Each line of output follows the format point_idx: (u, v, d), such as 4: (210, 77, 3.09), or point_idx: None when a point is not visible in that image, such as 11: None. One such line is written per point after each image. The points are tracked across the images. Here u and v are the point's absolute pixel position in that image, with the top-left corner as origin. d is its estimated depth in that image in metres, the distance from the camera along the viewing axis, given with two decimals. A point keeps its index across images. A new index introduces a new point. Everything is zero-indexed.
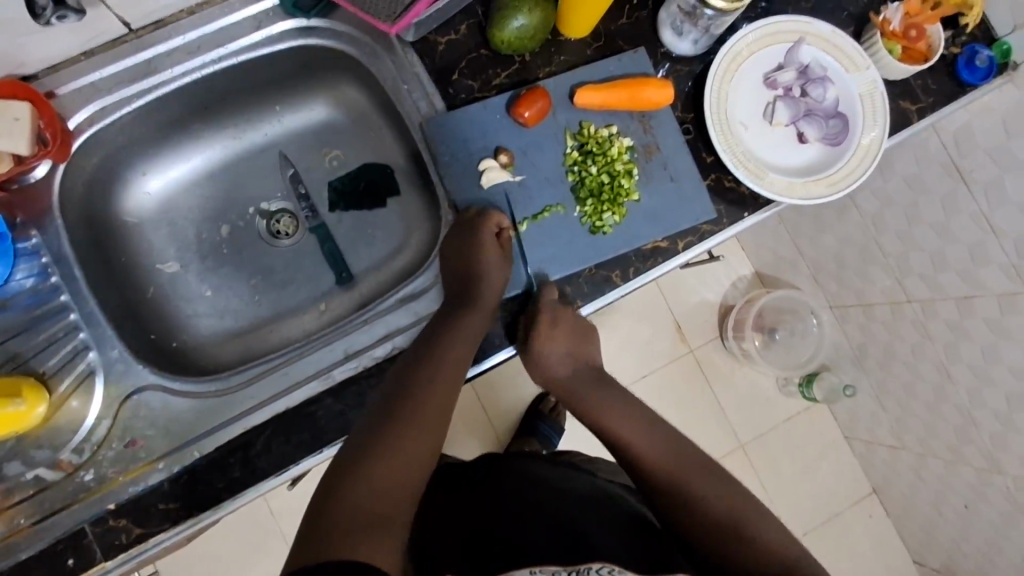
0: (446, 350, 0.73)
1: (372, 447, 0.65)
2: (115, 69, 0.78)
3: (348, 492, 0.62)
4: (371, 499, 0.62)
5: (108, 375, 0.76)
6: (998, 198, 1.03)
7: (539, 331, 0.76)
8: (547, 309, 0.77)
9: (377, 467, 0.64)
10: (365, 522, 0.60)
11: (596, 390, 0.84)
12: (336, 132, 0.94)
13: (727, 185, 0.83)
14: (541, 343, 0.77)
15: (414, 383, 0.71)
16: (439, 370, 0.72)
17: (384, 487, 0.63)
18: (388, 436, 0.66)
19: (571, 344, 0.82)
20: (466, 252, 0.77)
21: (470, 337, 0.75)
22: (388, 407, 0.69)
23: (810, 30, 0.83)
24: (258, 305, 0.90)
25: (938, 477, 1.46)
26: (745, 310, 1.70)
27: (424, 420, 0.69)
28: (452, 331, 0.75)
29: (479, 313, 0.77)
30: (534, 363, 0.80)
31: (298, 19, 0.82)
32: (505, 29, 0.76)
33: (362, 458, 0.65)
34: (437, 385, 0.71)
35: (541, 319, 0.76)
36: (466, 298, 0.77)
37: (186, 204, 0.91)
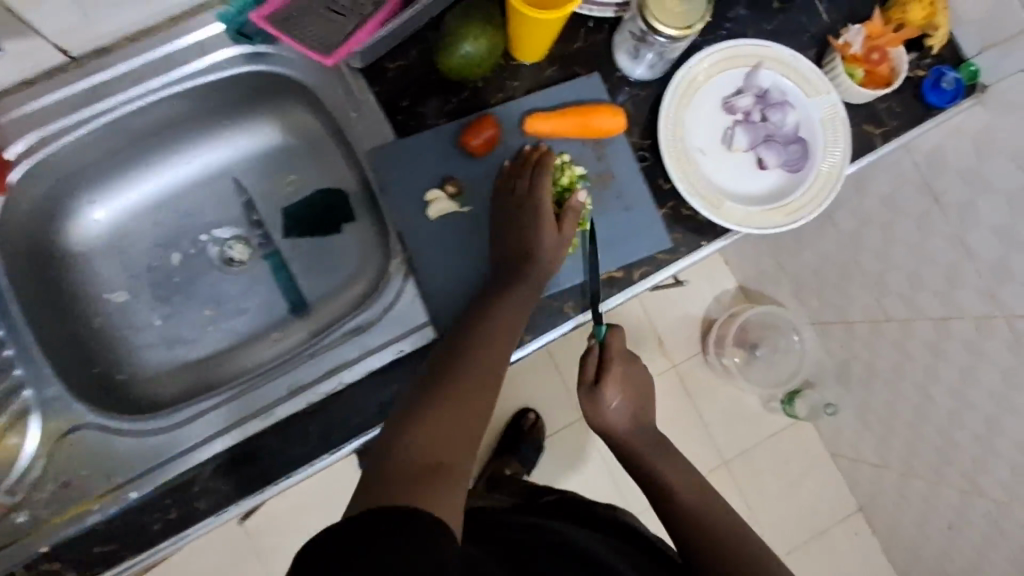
0: (500, 315, 0.70)
1: (427, 406, 0.61)
2: (56, 99, 0.76)
3: (405, 442, 0.58)
4: (435, 448, 0.58)
5: (44, 413, 0.74)
6: (971, 221, 1.00)
7: (609, 373, 0.80)
8: (617, 355, 0.82)
9: (439, 415, 0.60)
10: (422, 471, 0.55)
11: (650, 446, 0.83)
12: (289, 157, 0.91)
13: (684, 213, 0.81)
14: (608, 388, 0.80)
15: (470, 343, 0.67)
16: (498, 332, 0.69)
17: (448, 437, 0.59)
18: (448, 390, 0.62)
19: (636, 395, 0.83)
20: (525, 223, 0.74)
21: (521, 307, 0.71)
22: (447, 362, 0.66)
23: (769, 54, 0.81)
24: (209, 335, 0.88)
25: (922, 496, 1.43)
26: (727, 325, 1.67)
27: (478, 383, 0.64)
28: (505, 296, 0.71)
29: (531, 285, 0.73)
30: (601, 412, 0.81)
31: (243, 45, 0.80)
32: (453, 56, 0.74)
33: (423, 408, 0.60)
34: (492, 348, 0.67)
35: (610, 361, 0.81)
36: (517, 267, 0.73)
37: (135, 232, 0.88)
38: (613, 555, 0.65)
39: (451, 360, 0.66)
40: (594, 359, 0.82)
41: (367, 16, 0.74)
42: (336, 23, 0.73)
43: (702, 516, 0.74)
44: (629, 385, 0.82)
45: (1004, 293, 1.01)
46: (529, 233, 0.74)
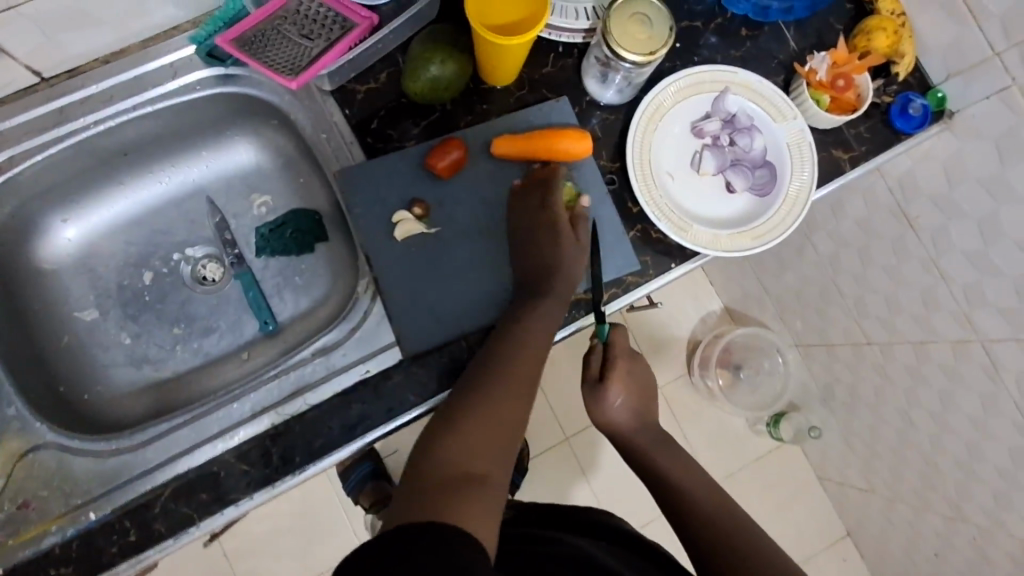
0: (527, 329, 0.71)
1: (461, 413, 0.61)
2: (26, 118, 0.77)
3: (438, 454, 0.57)
4: (466, 460, 0.57)
5: (4, 432, 0.73)
6: (945, 245, 1.00)
7: (616, 370, 0.77)
8: (622, 351, 0.78)
9: (470, 427, 0.60)
10: (454, 481, 0.55)
11: (656, 443, 0.79)
12: (263, 177, 0.91)
13: (653, 236, 0.81)
14: (613, 386, 0.76)
15: (499, 357, 0.68)
16: (526, 343, 0.70)
17: (479, 448, 0.59)
18: (477, 401, 0.63)
19: (640, 394, 0.79)
20: (542, 236, 0.75)
21: (549, 319, 0.72)
22: (478, 374, 0.66)
23: (737, 80, 0.82)
24: (178, 354, 0.88)
25: (907, 522, 1.42)
26: (711, 346, 1.67)
27: (512, 386, 0.65)
28: (532, 310, 0.72)
29: (557, 297, 0.74)
30: (604, 410, 0.77)
31: (215, 68, 0.81)
32: (418, 80, 0.75)
33: (454, 421, 0.61)
34: (522, 360, 0.68)
35: (615, 358, 0.78)
36: (541, 281, 0.74)
37: (107, 250, 0.88)
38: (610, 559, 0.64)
39: (482, 372, 0.66)
40: (598, 357, 0.79)
41: (334, 39, 0.76)
42: (302, 46, 0.76)
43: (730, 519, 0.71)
44: (634, 383, 0.78)
45: (978, 318, 1.01)
46: (551, 244, 0.74)
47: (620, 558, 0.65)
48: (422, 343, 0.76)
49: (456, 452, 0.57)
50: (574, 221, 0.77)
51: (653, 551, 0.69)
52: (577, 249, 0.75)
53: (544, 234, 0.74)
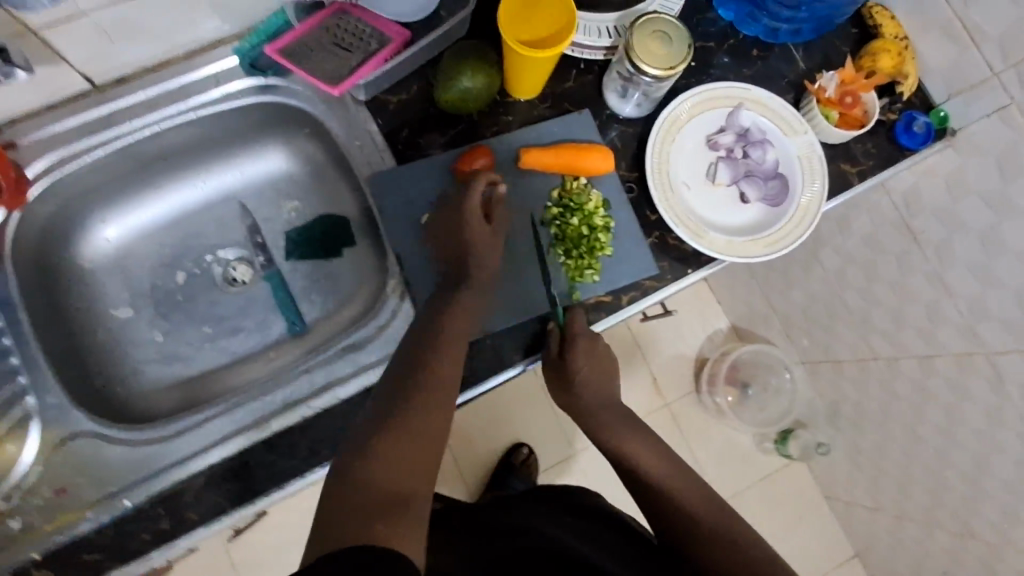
0: (449, 330, 0.71)
1: (383, 428, 0.62)
2: (74, 122, 0.81)
3: (364, 475, 0.58)
4: (391, 477, 0.59)
5: (43, 421, 0.76)
6: (949, 259, 1.04)
7: (576, 351, 0.77)
8: (582, 331, 0.78)
9: (395, 444, 0.61)
10: (380, 504, 0.56)
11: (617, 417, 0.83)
12: (293, 184, 0.95)
13: (670, 243, 0.85)
14: (574, 363, 0.77)
15: (423, 361, 0.68)
16: (447, 341, 0.70)
17: (406, 463, 0.60)
18: (395, 417, 0.63)
19: (599, 369, 0.80)
20: (456, 229, 0.76)
21: (469, 311, 0.74)
22: (400, 382, 0.66)
23: (749, 96, 0.87)
24: (208, 352, 0.91)
25: (915, 539, 1.42)
26: (719, 363, 1.69)
27: (432, 396, 0.66)
28: (452, 302, 0.74)
29: (476, 287, 0.76)
30: (569, 387, 0.80)
31: (256, 77, 0.85)
32: (451, 90, 0.79)
33: (377, 437, 0.61)
34: (446, 364, 0.69)
35: (574, 337, 0.78)
36: (462, 270, 0.76)
37: (142, 251, 0.92)
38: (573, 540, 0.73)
39: (405, 381, 0.66)
40: (555, 341, 0.79)
41: (371, 52, 0.80)
42: (342, 58, 0.80)
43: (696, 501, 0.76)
44: (596, 359, 0.79)
45: (983, 330, 1.04)
46: (464, 225, 0.76)
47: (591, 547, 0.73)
48: None
49: (380, 471, 0.59)
50: (488, 209, 0.79)
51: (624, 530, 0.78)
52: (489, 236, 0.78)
53: (458, 217, 0.76)
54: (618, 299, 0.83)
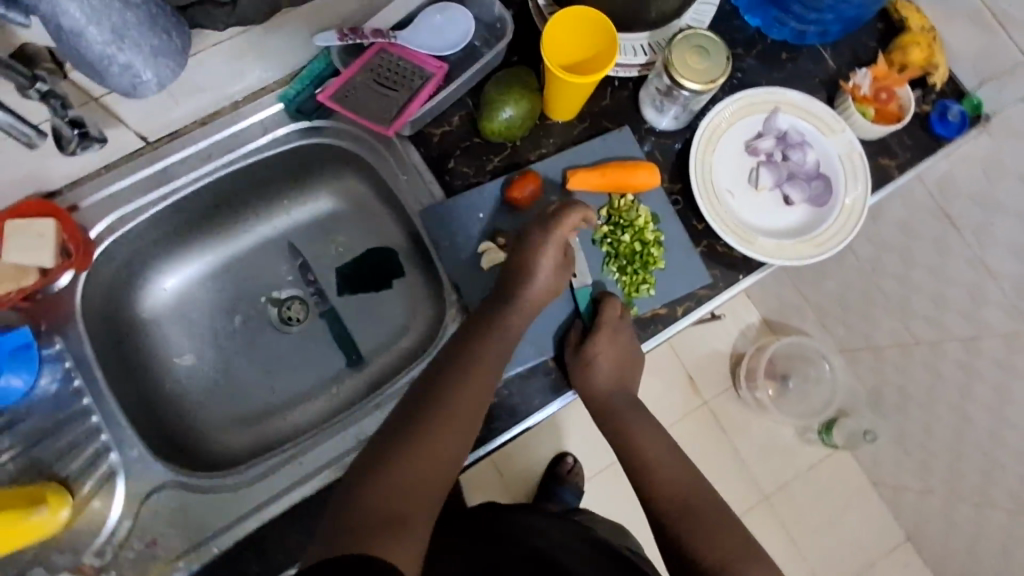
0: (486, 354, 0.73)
1: (400, 442, 0.65)
2: (131, 181, 0.83)
3: (370, 490, 0.62)
4: (399, 492, 0.62)
5: (128, 474, 0.78)
6: (989, 240, 1.05)
7: (597, 338, 0.78)
8: (608, 321, 0.78)
9: (406, 463, 0.64)
10: (383, 520, 0.59)
11: (626, 405, 0.83)
12: (340, 221, 0.97)
13: (719, 250, 0.86)
14: (596, 350, 0.77)
15: (457, 376, 0.70)
16: (483, 358, 0.72)
17: (412, 486, 0.63)
18: (417, 431, 0.66)
19: (621, 359, 0.80)
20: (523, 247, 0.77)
21: (510, 328, 0.75)
22: (427, 394, 0.69)
23: (784, 100, 0.88)
24: (271, 392, 0.92)
25: (970, 521, 1.39)
26: (756, 359, 1.67)
27: (456, 414, 0.68)
28: (494, 322, 0.75)
29: (524, 307, 0.76)
30: (587, 377, 0.78)
31: (301, 121, 0.88)
32: (495, 120, 0.81)
33: (395, 450, 0.65)
34: (474, 386, 0.70)
35: (599, 326, 0.78)
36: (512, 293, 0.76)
37: (201, 298, 0.94)
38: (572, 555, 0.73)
39: (432, 395, 0.69)
40: (577, 331, 0.80)
41: (417, 89, 0.81)
42: (389, 97, 0.82)
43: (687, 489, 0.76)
44: (617, 350, 0.79)
45: None
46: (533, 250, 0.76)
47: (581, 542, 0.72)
48: (514, 367, 0.79)
49: (388, 487, 0.62)
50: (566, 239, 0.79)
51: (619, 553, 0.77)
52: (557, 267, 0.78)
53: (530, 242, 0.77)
54: (671, 310, 0.84)
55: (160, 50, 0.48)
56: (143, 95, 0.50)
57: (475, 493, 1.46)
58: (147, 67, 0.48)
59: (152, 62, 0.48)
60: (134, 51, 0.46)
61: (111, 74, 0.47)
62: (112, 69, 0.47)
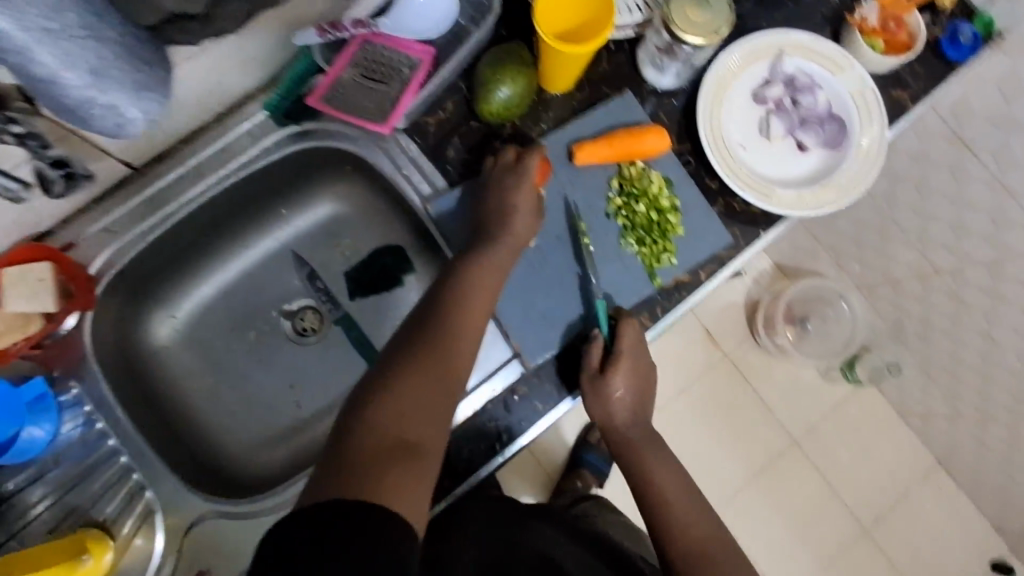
0: (472, 298, 0.71)
1: (393, 375, 0.63)
2: (124, 210, 0.79)
3: (367, 423, 0.59)
4: (397, 424, 0.59)
5: (166, 510, 0.76)
6: (1009, 161, 1.04)
7: (618, 368, 0.74)
8: (629, 347, 0.75)
9: (404, 395, 0.61)
10: (384, 451, 0.56)
11: (644, 440, 0.79)
12: (342, 224, 0.94)
13: (736, 208, 0.83)
14: (616, 379, 0.75)
15: (442, 313, 0.69)
16: (467, 291, 0.71)
17: (408, 415, 0.60)
18: (409, 364, 0.64)
19: (638, 389, 0.78)
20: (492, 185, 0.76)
21: (495, 264, 0.74)
22: (415, 330, 0.68)
23: (789, 42, 0.84)
24: (296, 406, 0.91)
25: (1005, 441, 1.37)
26: (773, 306, 1.60)
27: (447, 351, 0.66)
28: (474, 262, 0.73)
29: (503, 242, 0.75)
30: (606, 405, 0.75)
31: (290, 126, 0.83)
32: (492, 101, 0.77)
33: (389, 384, 0.62)
34: (462, 322, 0.69)
35: (620, 353, 0.75)
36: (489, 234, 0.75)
37: (212, 319, 0.91)
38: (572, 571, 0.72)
39: (422, 333, 0.67)
40: (598, 355, 0.75)
41: (407, 80, 0.77)
42: (380, 92, 0.78)
43: (704, 544, 0.72)
44: (635, 378, 0.76)
45: None
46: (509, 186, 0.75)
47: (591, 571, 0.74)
48: (543, 354, 0.77)
49: (388, 417, 0.59)
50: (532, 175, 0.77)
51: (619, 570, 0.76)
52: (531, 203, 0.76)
53: (506, 180, 0.76)
54: (696, 276, 0.81)
55: (143, 83, 0.44)
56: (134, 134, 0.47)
57: (510, 479, 1.44)
58: (133, 106, 0.44)
59: (137, 99, 0.44)
60: (117, 89, 0.43)
61: (92, 116, 0.44)
62: (94, 111, 0.43)
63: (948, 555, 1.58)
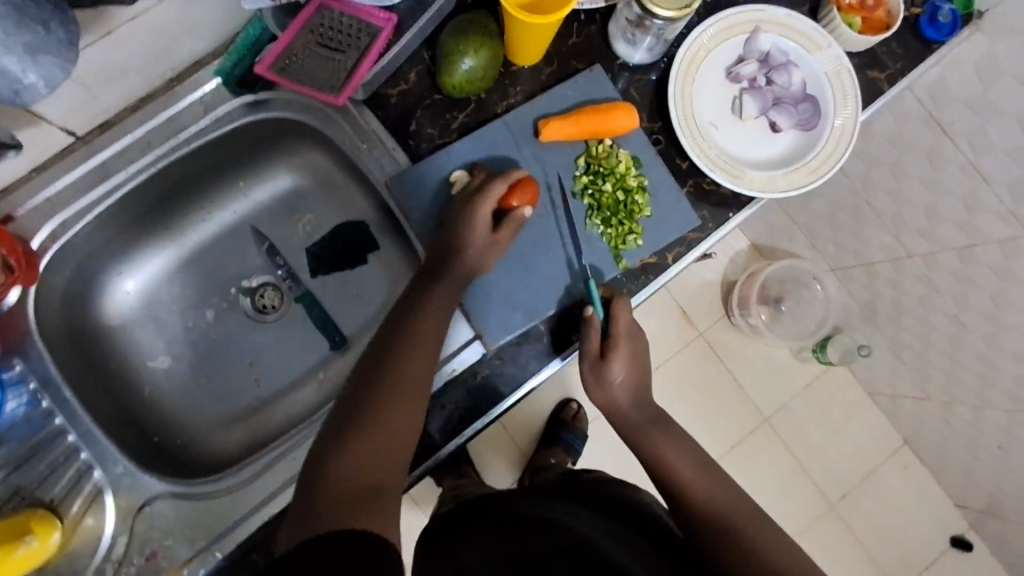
0: (422, 335, 0.68)
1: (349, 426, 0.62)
2: (69, 180, 0.76)
3: (335, 469, 0.59)
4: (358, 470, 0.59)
5: (117, 490, 0.75)
6: (982, 145, 1.02)
7: (618, 352, 0.74)
8: (624, 332, 0.75)
9: (377, 429, 0.61)
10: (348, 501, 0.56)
11: (651, 422, 0.77)
12: (303, 198, 0.91)
13: (706, 188, 0.82)
14: (616, 365, 0.74)
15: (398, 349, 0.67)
16: (422, 328, 0.69)
17: (365, 463, 0.59)
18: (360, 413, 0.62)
19: (639, 370, 0.77)
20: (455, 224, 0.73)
21: (444, 307, 0.71)
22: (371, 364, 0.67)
23: (764, 17, 0.81)
24: (257, 385, 0.89)
25: (969, 424, 1.38)
26: (748, 284, 1.59)
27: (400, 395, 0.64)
28: (427, 300, 0.71)
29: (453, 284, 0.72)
30: (606, 391, 0.75)
31: (245, 96, 0.80)
32: (455, 73, 0.74)
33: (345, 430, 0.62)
34: (419, 360, 0.66)
35: (616, 337, 0.74)
36: (443, 268, 0.72)
37: (168, 294, 0.89)
38: (608, 537, 0.63)
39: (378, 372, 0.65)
40: (596, 337, 0.74)
41: (365, 48, 0.74)
42: (336, 61, 0.74)
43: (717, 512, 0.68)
44: (636, 363, 0.76)
45: None
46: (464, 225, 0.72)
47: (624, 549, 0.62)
48: (506, 336, 0.75)
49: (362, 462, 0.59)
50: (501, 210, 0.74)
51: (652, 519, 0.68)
52: (491, 242, 0.73)
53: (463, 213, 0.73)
54: (662, 257, 0.79)
55: (36, 47, 0.49)
56: (34, 99, 0.52)
57: (484, 457, 1.44)
58: (28, 70, 0.49)
59: (31, 62, 0.49)
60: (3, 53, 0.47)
61: None
62: None
63: (911, 531, 1.61)
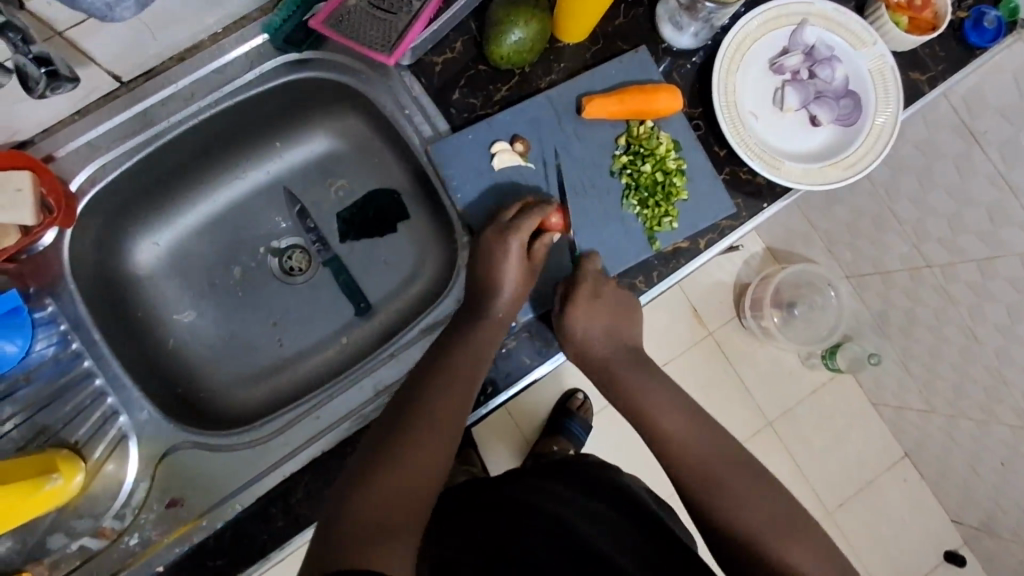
0: (457, 364, 0.69)
1: (381, 455, 0.62)
2: (111, 125, 0.76)
3: (367, 488, 0.59)
4: (386, 498, 0.59)
5: (140, 437, 0.75)
6: (1013, 156, 1.03)
7: (575, 303, 0.72)
8: (585, 279, 0.74)
9: (409, 463, 0.62)
10: (369, 531, 0.56)
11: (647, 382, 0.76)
12: (338, 162, 0.91)
13: (743, 177, 0.82)
14: (574, 313, 0.72)
15: (435, 378, 0.68)
16: (462, 364, 0.69)
17: (392, 497, 0.59)
18: (396, 436, 0.64)
19: (609, 315, 0.74)
20: (486, 260, 0.73)
21: (487, 345, 0.71)
22: (414, 390, 0.68)
23: (813, 10, 0.82)
24: (280, 344, 0.89)
25: (972, 438, 1.39)
26: (762, 287, 1.59)
27: (429, 433, 0.64)
28: (473, 328, 0.72)
29: (491, 323, 0.72)
30: (574, 341, 0.74)
31: (289, 54, 0.80)
32: (504, 43, 0.74)
33: (373, 465, 0.61)
34: (455, 392, 0.67)
35: (575, 287, 0.73)
36: (483, 304, 0.73)
37: (197, 249, 0.89)
38: (598, 533, 0.64)
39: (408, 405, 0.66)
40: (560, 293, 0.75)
41: (416, 12, 0.74)
42: (387, 22, 0.75)
43: (739, 498, 0.66)
44: (608, 311, 0.74)
45: None
46: (500, 250, 0.72)
47: (618, 540, 0.64)
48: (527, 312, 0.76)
49: (394, 480, 0.60)
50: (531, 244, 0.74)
51: (644, 521, 0.70)
52: (525, 271, 0.74)
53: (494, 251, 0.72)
54: (695, 243, 0.79)
55: None
56: (121, 15, 0.52)
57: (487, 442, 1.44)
58: None
59: None
60: None
61: None
62: None
63: (905, 543, 1.62)
